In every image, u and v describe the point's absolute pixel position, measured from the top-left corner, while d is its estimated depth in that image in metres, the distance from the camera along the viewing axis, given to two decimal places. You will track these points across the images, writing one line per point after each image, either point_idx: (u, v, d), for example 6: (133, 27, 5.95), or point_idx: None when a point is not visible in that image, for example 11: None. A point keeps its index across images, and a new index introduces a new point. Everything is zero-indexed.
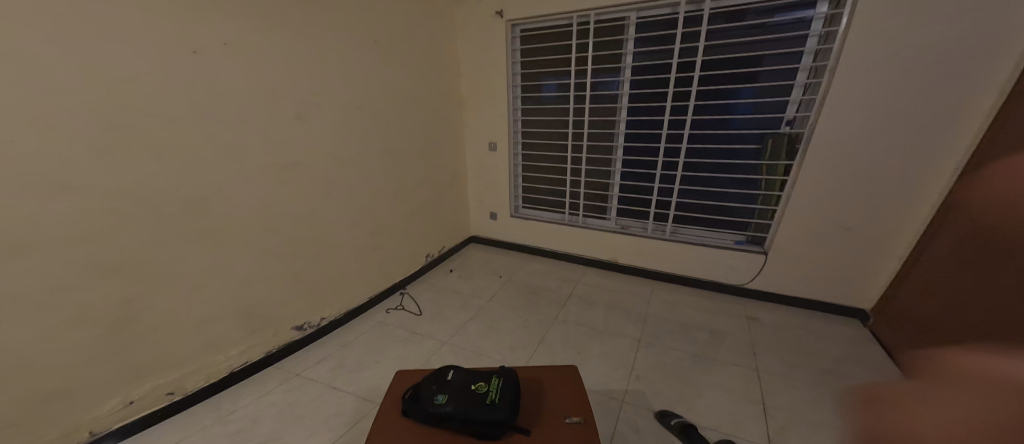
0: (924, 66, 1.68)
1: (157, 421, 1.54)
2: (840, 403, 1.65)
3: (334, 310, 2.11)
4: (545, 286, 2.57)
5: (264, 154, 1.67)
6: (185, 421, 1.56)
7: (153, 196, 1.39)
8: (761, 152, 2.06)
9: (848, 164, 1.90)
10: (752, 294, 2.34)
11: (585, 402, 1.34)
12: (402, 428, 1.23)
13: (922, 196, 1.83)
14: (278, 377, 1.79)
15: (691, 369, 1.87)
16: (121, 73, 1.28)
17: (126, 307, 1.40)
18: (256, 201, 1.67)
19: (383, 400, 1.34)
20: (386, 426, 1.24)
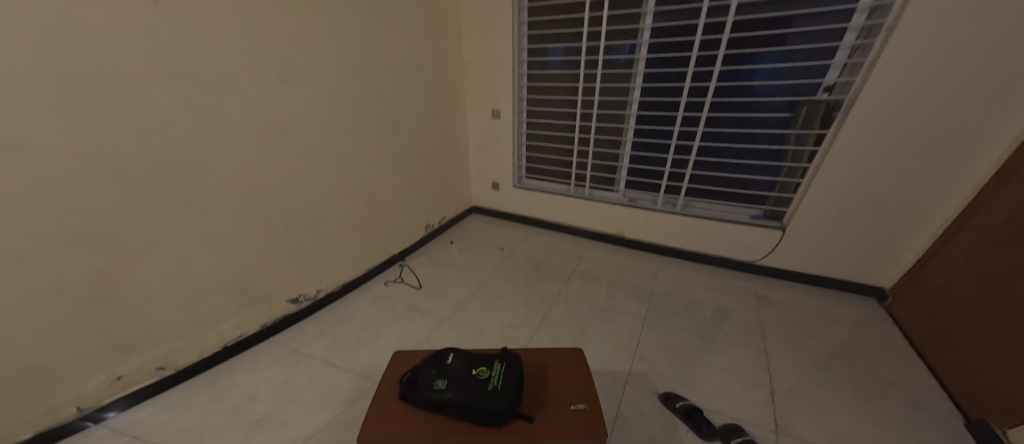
0: (996, 27, 1.48)
1: (149, 395, 1.50)
2: (853, 387, 1.59)
3: (330, 282, 2.03)
4: (547, 261, 2.49)
5: (246, 119, 1.52)
6: (178, 396, 1.52)
7: (122, 163, 1.27)
8: (791, 121, 1.90)
9: (890, 136, 1.74)
10: (763, 271, 2.25)
11: (590, 388, 1.28)
12: (399, 413, 1.17)
13: (965, 173, 1.70)
14: (274, 352, 1.73)
15: (699, 350, 1.81)
16: (69, 24, 1.11)
17: (102, 281, 1.31)
18: (239, 169, 1.54)
19: (379, 383, 1.27)
20: (382, 411, 1.17)
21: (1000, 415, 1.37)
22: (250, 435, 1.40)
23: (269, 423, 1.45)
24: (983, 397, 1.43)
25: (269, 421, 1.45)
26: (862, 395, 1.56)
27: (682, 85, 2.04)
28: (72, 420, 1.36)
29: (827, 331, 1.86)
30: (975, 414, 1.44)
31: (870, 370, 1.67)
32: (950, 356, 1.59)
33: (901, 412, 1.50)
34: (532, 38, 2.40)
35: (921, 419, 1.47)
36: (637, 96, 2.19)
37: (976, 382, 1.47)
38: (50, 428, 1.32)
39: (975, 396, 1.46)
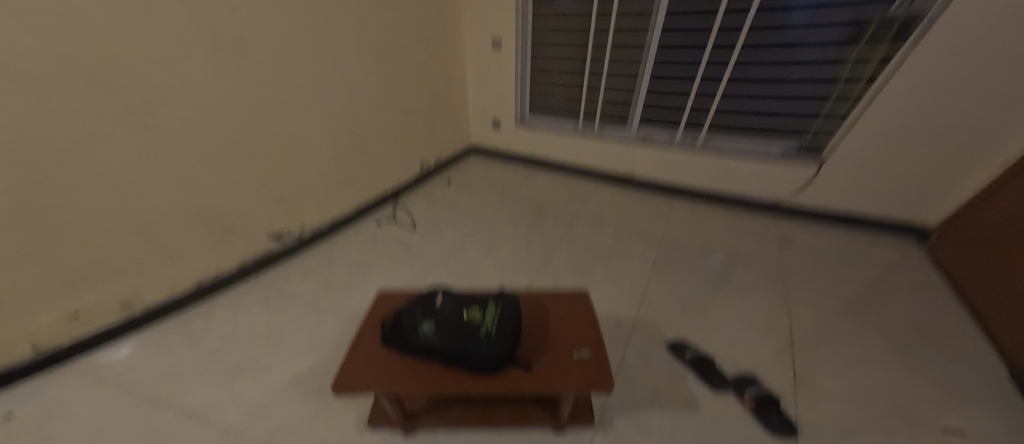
0: None
1: (116, 334, 1.40)
2: (885, 339, 1.45)
3: (316, 217, 1.87)
4: (551, 203, 2.30)
5: (191, 28, 1.25)
6: (150, 336, 1.42)
7: (34, 72, 1.03)
8: (853, 40, 1.60)
9: (976, 56, 1.45)
10: (790, 210, 2.08)
11: (595, 334, 1.14)
12: (381, 361, 1.04)
13: None
14: (257, 291, 1.61)
15: (714, 295, 1.67)
16: None
17: (32, 213, 1.12)
18: (188, 89, 1.30)
19: (361, 326, 1.13)
20: (361, 357, 1.04)
21: None
22: (228, 378, 1.31)
23: (249, 365, 1.35)
24: None
25: (249, 364, 1.35)
26: (894, 347, 1.42)
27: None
28: (28, 357, 1.25)
29: (853, 276, 1.70)
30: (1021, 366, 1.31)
31: (903, 318, 1.52)
32: (998, 303, 1.43)
33: (935, 364, 1.37)
34: None
35: (956, 371, 1.34)
36: (661, 18, 1.86)
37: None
38: (3, 367, 1.22)
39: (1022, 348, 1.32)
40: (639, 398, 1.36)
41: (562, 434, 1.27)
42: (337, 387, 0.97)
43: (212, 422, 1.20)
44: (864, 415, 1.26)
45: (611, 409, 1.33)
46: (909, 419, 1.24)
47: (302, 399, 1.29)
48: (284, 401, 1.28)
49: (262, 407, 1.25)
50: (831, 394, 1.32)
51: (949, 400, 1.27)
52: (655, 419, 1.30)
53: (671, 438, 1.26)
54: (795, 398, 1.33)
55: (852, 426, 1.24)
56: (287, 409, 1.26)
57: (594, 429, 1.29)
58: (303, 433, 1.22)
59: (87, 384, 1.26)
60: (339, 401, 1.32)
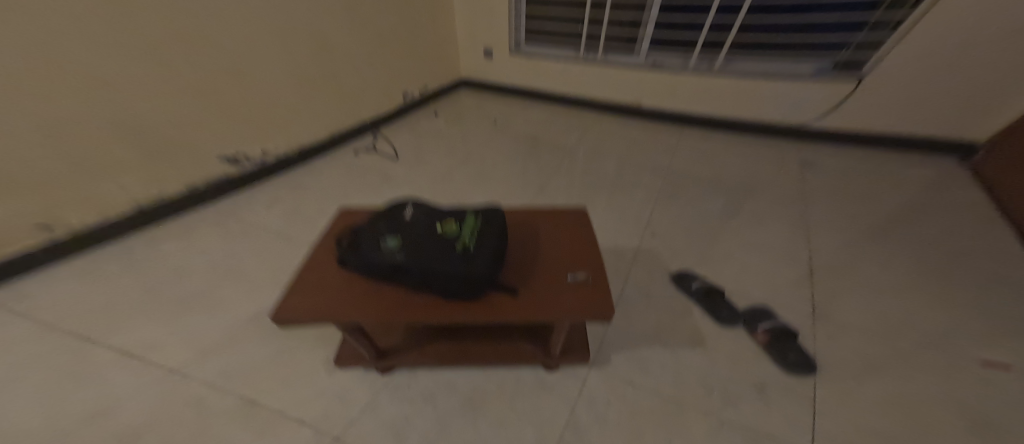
0: None
1: (42, 260, 1.26)
2: (914, 266, 1.32)
3: (279, 143, 1.69)
4: (547, 137, 2.10)
5: None
6: (83, 267, 1.28)
7: None
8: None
9: None
10: (813, 136, 1.93)
11: (593, 256, 0.98)
12: (336, 283, 0.89)
13: None
14: (211, 219, 1.46)
15: (724, 227, 1.51)
16: None
17: None
18: None
19: (316, 245, 0.97)
20: (313, 279, 0.89)
21: None
22: (174, 314, 1.17)
23: (198, 299, 1.21)
24: None
25: (199, 298, 1.21)
26: (924, 272, 1.31)
27: None
28: None
29: (876, 199, 1.57)
30: None
31: (937, 239, 1.41)
32: None
33: (971, 294, 1.23)
34: None
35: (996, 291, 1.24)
36: None
37: None
38: None
39: None
40: (638, 334, 1.24)
41: (555, 370, 1.17)
42: (276, 318, 0.82)
43: (152, 363, 1.07)
44: (892, 348, 1.13)
45: (608, 347, 1.22)
46: (943, 353, 1.11)
47: (260, 336, 1.16)
48: (237, 339, 1.14)
49: (213, 346, 1.12)
50: (855, 326, 1.19)
51: (986, 332, 1.14)
52: (656, 357, 1.19)
53: (672, 376, 1.15)
54: (813, 330, 1.20)
55: (879, 361, 1.12)
56: (243, 347, 1.13)
57: (588, 366, 1.18)
58: (261, 373, 1.10)
59: (5, 319, 1.13)
60: (304, 339, 1.19)
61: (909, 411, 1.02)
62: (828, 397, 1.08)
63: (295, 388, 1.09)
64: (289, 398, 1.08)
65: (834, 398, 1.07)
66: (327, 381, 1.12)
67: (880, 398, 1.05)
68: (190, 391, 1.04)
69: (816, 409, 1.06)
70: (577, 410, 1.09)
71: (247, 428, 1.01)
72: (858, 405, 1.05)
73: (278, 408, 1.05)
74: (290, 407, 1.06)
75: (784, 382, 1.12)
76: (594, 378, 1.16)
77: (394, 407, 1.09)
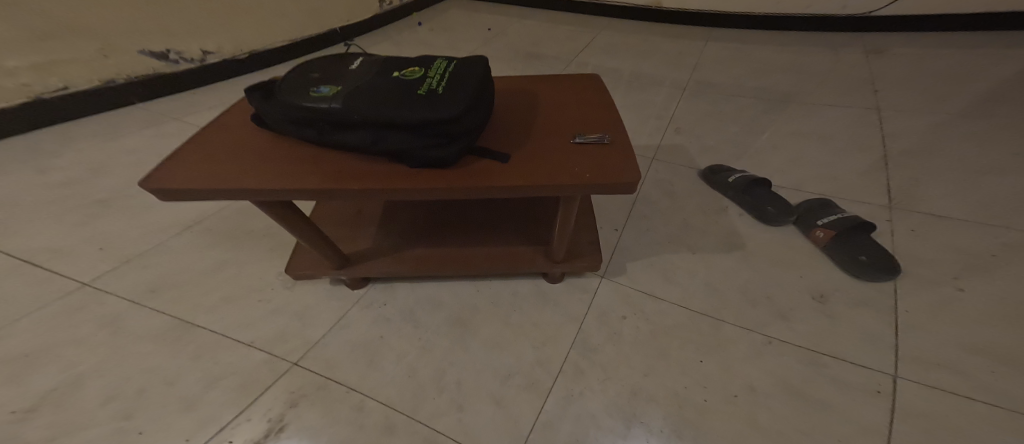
0: None
1: None
2: (1013, 146, 1.11)
3: (229, 46, 1.49)
4: (548, 45, 1.84)
5: None
6: None
7: None
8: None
9: None
10: (877, 26, 1.68)
11: (609, 117, 0.74)
12: (252, 149, 0.66)
13: None
14: (145, 122, 1.30)
15: (760, 125, 1.31)
16: None
17: None
18: None
19: (234, 112, 0.74)
20: (219, 145, 0.66)
21: None
22: (90, 218, 1.01)
23: (124, 202, 1.05)
24: None
25: (125, 201, 1.05)
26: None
27: None
28: None
29: (955, 84, 1.34)
30: None
31: None
32: None
33: None
34: None
35: None
36: None
37: None
38: None
39: None
40: (660, 238, 1.06)
41: (559, 281, 0.97)
42: (161, 190, 0.59)
43: (57, 274, 0.90)
44: (999, 240, 0.95)
45: (624, 254, 1.03)
46: None
47: (202, 246, 0.98)
48: (175, 250, 0.97)
49: (137, 256, 0.95)
50: (948, 217, 1.00)
51: None
52: (680, 264, 1.00)
53: (703, 285, 0.97)
54: (889, 224, 1.01)
55: (984, 256, 0.93)
56: (168, 258, 0.95)
57: (598, 277, 0.99)
58: (198, 288, 0.91)
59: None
60: (256, 248, 0.99)
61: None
62: (914, 303, 0.89)
63: (241, 304, 0.90)
64: (231, 317, 0.88)
65: (928, 303, 0.89)
66: (285, 296, 0.93)
67: (990, 300, 0.87)
68: (106, 310, 0.85)
69: (899, 325, 0.87)
70: (587, 328, 0.90)
71: (172, 346, 0.82)
72: (955, 309, 0.87)
73: (217, 330, 0.86)
74: (235, 329, 0.86)
75: (846, 290, 0.93)
76: (606, 288, 0.96)
77: (366, 326, 0.90)
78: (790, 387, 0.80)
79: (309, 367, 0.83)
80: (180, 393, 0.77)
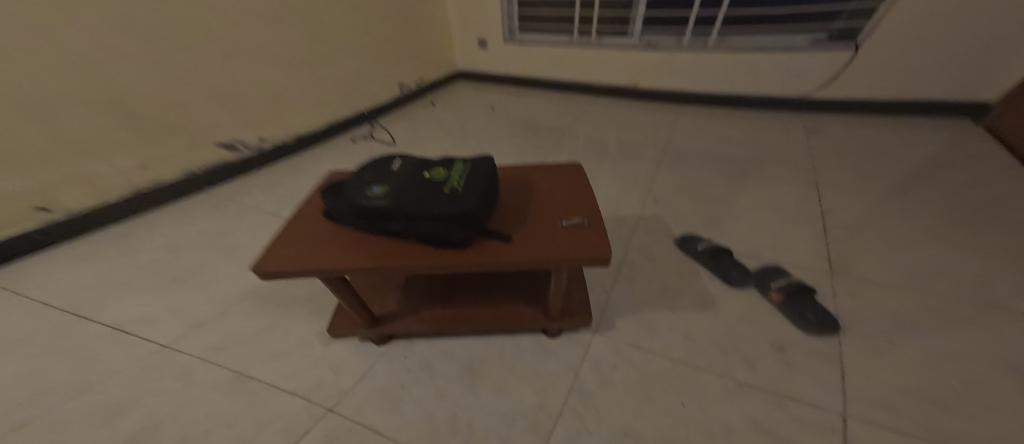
0: None
1: (45, 243, 1.34)
2: (930, 220, 1.33)
3: (277, 131, 1.77)
4: (543, 119, 2.12)
5: None
6: (81, 248, 1.35)
7: None
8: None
9: None
10: (820, 107, 1.96)
11: (590, 202, 0.95)
12: (321, 236, 0.86)
13: None
14: (209, 205, 1.54)
15: (724, 197, 1.54)
16: None
17: None
18: None
19: (304, 204, 0.95)
20: (297, 232, 0.87)
21: None
22: (168, 292, 1.22)
23: (195, 277, 1.26)
24: None
25: (196, 276, 1.27)
26: (942, 223, 1.32)
27: None
28: None
29: (885, 163, 1.58)
30: None
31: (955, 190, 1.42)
32: None
33: (993, 247, 1.23)
34: None
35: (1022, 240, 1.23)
36: None
37: None
38: None
39: None
40: (643, 296, 1.23)
41: (558, 337, 1.13)
42: (258, 270, 0.79)
43: (144, 338, 1.11)
44: (922, 303, 1.13)
45: (612, 311, 1.20)
46: (976, 306, 1.11)
47: (257, 312, 1.19)
48: (235, 316, 1.18)
49: (207, 321, 1.16)
50: (878, 282, 1.19)
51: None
52: (662, 321, 1.17)
53: (681, 337, 1.13)
54: (831, 287, 1.20)
55: (910, 316, 1.11)
56: (233, 323, 1.16)
57: (591, 332, 1.14)
58: (255, 347, 1.11)
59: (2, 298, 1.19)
60: (302, 312, 1.19)
61: (955, 369, 1.00)
62: (857, 353, 1.06)
63: (286, 358, 1.09)
64: (278, 370, 1.06)
65: (868, 353, 1.05)
66: (323, 352, 1.10)
67: (919, 352, 1.04)
68: (181, 366, 1.06)
69: (846, 371, 1.03)
70: (581, 376, 1.05)
71: (235, 399, 1.00)
72: (891, 359, 1.04)
73: (266, 380, 1.04)
74: (283, 380, 1.04)
75: (802, 342, 1.09)
76: (598, 341, 1.12)
77: (388, 377, 1.05)
78: (760, 428, 0.95)
79: (342, 412, 0.98)
80: (238, 436, 0.94)
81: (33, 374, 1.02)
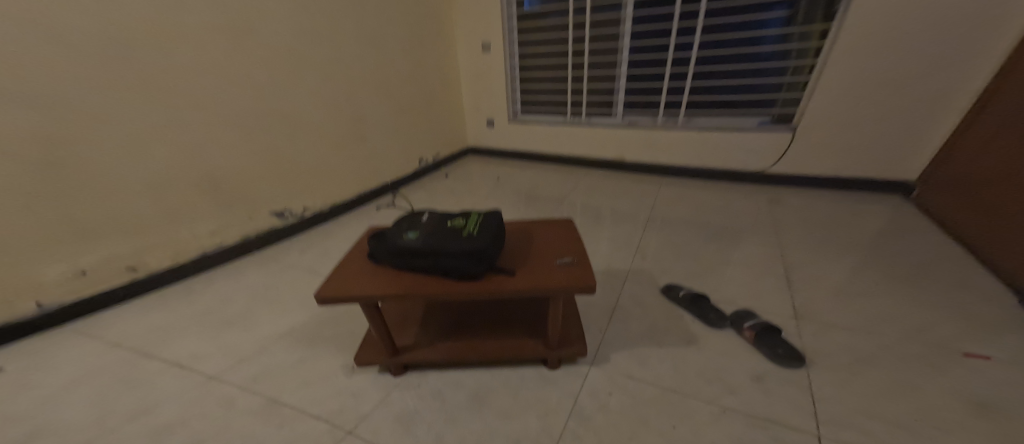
0: None
1: (121, 299, 1.53)
2: (878, 274, 1.53)
3: (317, 200, 2.06)
4: (543, 189, 2.42)
5: (207, 27, 1.50)
6: (150, 301, 1.54)
7: (78, 70, 1.27)
8: (793, 18, 1.91)
9: (906, 25, 1.72)
10: (778, 180, 2.27)
11: (578, 246, 1.16)
12: (365, 272, 1.06)
13: (983, 54, 1.67)
14: (255, 264, 1.76)
15: (704, 253, 1.76)
16: None
17: (65, 177, 1.31)
18: (210, 83, 1.55)
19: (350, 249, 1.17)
20: (346, 269, 1.07)
21: None
22: (218, 334, 1.40)
23: (241, 323, 1.45)
24: None
25: (242, 321, 1.45)
26: (887, 278, 1.51)
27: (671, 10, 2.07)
28: (32, 315, 1.37)
29: (840, 229, 1.82)
30: None
31: (899, 253, 1.63)
32: (992, 234, 1.52)
33: (932, 298, 1.40)
34: None
35: (956, 293, 1.41)
36: (627, 40, 2.26)
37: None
38: (11, 322, 1.34)
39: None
40: (634, 336, 1.39)
41: (557, 368, 1.27)
42: (317, 297, 0.98)
43: (196, 372, 1.26)
44: (876, 342, 1.27)
45: (606, 347, 1.35)
46: (925, 345, 1.24)
47: (294, 349, 1.35)
48: (274, 352, 1.34)
49: (249, 356, 1.32)
50: (838, 325, 1.34)
51: (965, 328, 1.28)
52: (653, 354, 1.31)
53: (669, 369, 1.26)
54: (798, 329, 1.35)
55: (868, 353, 1.24)
56: (272, 357, 1.32)
57: (587, 364, 1.29)
58: (289, 378, 1.25)
59: (79, 341, 1.36)
60: (332, 349, 1.35)
61: (911, 397, 1.11)
62: (823, 383, 1.18)
63: (315, 388, 1.23)
64: (308, 398, 1.20)
65: (834, 384, 1.17)
66: (346, 381, 1.25)
67: (879, 383, 1.15)
68: (225, 394, 1.20)
69: (818, 398, 1.14)
70: (580, 402, 1.18)
71: (270, 424, 1.13)
72: (853, 388, 1.15)
73: (297, 407, 1.17)
74: (310, 406, 1.17)
75: (778, 374, 1.22)
76: (594, 373, 1.26)
77: (405, 403, 1.18)
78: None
79: (363, 434, 1.11)
80: None
81: (101, 402, 1.16)
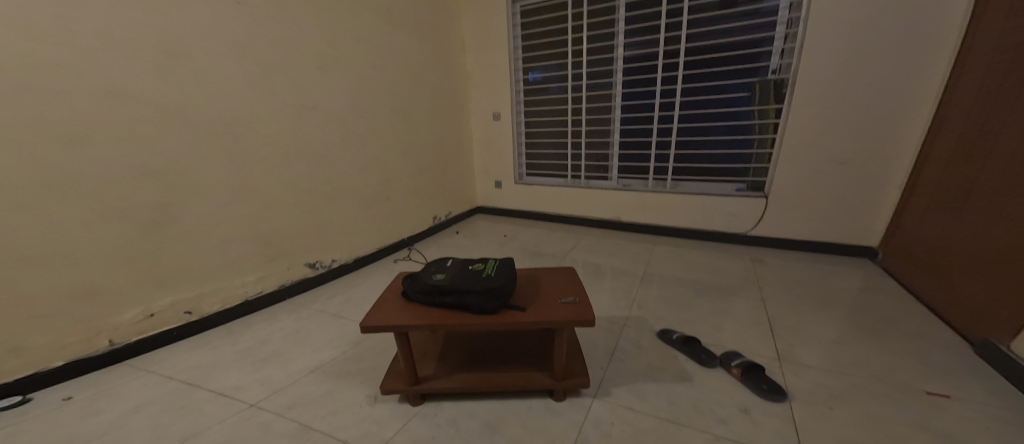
0: (889, 23, 1.93)
1: (173, 339, 1.70)
2: (849, 324, 1.71)
3: (344, 254, 2.28)
4: (547, 246, 2.65)
5: (275, 107, 1.88)
6: (196, 341, 1.71)
7: (174, 141, 1.59)
8: (752, 99, 2.30)
9: (844, 108, 2.10)
10: (759, 240, 2.51)
11: (578, 288, 1.37)
12: (400, 307, 1.27)
13: (907, 133, 2.03)
14: (287, 310, 1.94)
15: (694, 303, 1.94)
16: (136, 50, 1.47)
17: (150, 228, 1.58)
18: (268, 150, 1.88)
19: (386, 289, 1.38)
20: (385, 304, 1.28)
21: (1000, 330, 1.46)
22: (257, 368, 1.56)
23: (277, 359, 1.61)
24: (982, 318, 1.54)
25: (277, 358, 1.62)
26: (857, 328, 1.69)
27: (653, 91, 2.50)
28: (102, 352, 1.54)
29: (817, 286, 2.02)
30: (980, 337, 1.52)
31: (868, 308, 1.81)
32: (945, 290, 1.73)
33: (895, 345, 1.58)
34: (525, 49, 2.86)
35: (920, 343, 1.58)
36: (617, 114, 2.67)
37: (973, 306, 1.58)
38: (82, 357, 1.50)
39: (976, 323, 1.56)
40: (633, 373, 1.53)
41: (563, 400, 1.41)
42: (363, 326, 1.17)
43: (239, 400, 1.41)
44: (847, 381, 1.42)
45: (607, 383, 1.49)
46: (891, 385, 1.39)
47: (323, 381, 1.50)
48: (306, 384, 1.49)
49: (284, 387, 1.47)
50: (814, 366, 1.50)
51: (927, 372, 1.44)
52: (649, 389, 1.45)
53: (665, 401, 1.40)
54: (780, 369, 1.50)
55: (839, 390, 1.39)
56: (304, 388, 1.47)
57: (590, 397, 1.43)
58: (320, 406, 1.39)
59: (138, 375, 1.52)
60: (358, 382, 1.50)
61: (880, 428, 1.24)
62: (803, 414, 1.31)
63: (344, 415, 1.36)
64: (337, 423, 1.33)
65: (811, 416, 1.30)
66: (370, 410, 1.38)
67: (852, 416, 1.29)
68: (265, 418, 1.34)
69: (797, 426, 1.28)
70: (584, 430, 1.30)
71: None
72: (829, 418, 1.29)
73: (328, 431, 1.30)
74: (338, 431, 1.31)
75: (762, 405, 1.36)
76: (595, 405, 1.39)
77: (425, 430, 1.31)
78: None
79: None
80: None
81: (158, 424, 1.31)
